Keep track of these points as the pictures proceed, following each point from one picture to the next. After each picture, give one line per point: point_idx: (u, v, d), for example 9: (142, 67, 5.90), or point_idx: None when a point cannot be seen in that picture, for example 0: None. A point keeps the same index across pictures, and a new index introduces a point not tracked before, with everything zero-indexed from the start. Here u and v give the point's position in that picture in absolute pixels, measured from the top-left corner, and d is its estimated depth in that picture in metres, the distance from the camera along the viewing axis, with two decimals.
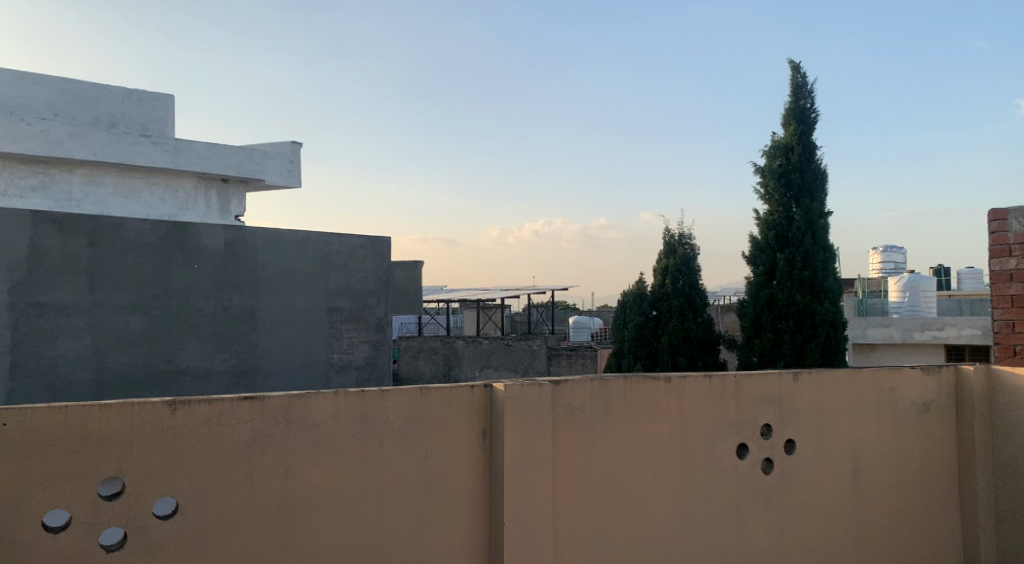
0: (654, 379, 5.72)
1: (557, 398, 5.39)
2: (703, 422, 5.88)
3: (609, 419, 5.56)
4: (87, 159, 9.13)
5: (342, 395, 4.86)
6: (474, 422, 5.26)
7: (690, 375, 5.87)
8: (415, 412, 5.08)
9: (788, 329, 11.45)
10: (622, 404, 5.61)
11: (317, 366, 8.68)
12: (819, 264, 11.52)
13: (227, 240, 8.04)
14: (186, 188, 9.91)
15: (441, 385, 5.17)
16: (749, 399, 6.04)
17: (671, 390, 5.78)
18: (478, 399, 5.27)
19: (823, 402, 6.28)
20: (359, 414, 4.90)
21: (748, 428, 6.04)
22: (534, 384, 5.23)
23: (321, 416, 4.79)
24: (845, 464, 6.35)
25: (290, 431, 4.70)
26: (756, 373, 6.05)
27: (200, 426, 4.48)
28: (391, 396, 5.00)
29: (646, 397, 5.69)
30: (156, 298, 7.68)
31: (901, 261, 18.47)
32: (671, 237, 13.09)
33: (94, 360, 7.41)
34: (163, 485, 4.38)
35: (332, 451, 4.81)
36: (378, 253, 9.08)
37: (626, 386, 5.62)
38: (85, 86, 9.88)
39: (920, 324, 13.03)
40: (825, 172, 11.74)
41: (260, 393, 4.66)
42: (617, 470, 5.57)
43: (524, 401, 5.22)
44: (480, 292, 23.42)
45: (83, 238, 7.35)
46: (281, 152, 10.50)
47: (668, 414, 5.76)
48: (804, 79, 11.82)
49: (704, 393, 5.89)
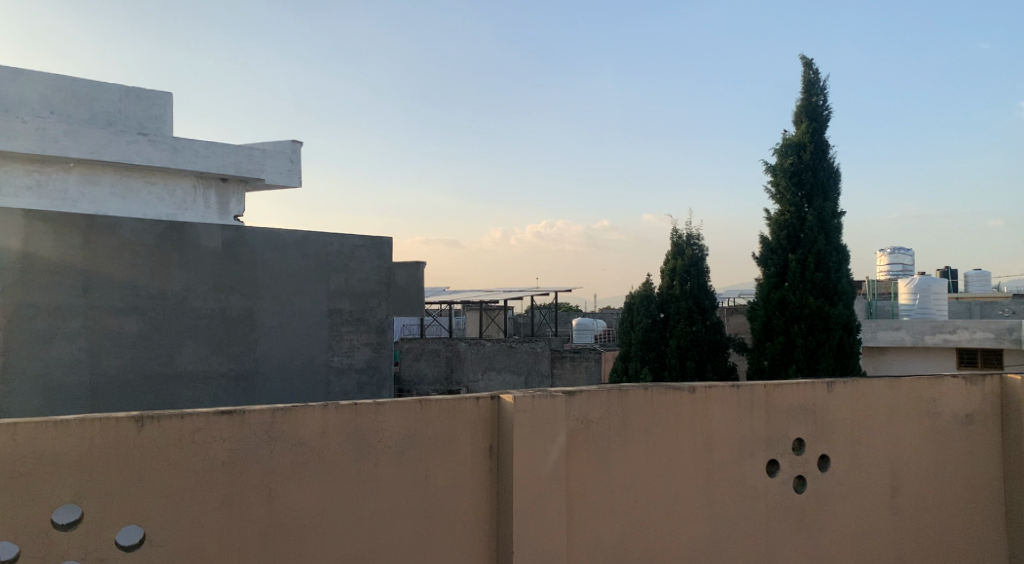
0: (677, 390, 5.70)
1: (570, 409, 5.37)
2: (726, 436, 5.86)
3: (628, 430, 5.55)
4: (84, 158, 8.92)
5: (332, 409, 4.83)
6: (482, 434, 5.25)
7: (715, 384, 5.86)
8: (415, 426, 5.06)
9: (800, 332, 11.22)
10: (640, 416, 5.59)
11: (316, 369, 8.47)
12: (831, 265, 11.31)
13: (225, 241, 7.83)
14: (185, 188, 9.69)
15: (441, 398, 5.15)
16: (776, 410, 6.03)
17: (696, 400, 5.76)
18: (483, 410, 5.25)
19: (854, 416, 6.27)
20: (351, 430, 4.87)
21: (774, 439, 6.02)
22: (547, 396, 5.17)
23: (309, 430, 4.76)
24: (883, 481, 6.37)
25: (274, 448, 4.66)
26: (786, 384, 6.05)
27: (171, 443, 4.44)
28: (388, 411, 4.98)
29: (667, 409, 5.67)
30: (152, 299, 7.46)
31: (908, 262, 18.27)
32: (679, 238, 12.91)
33: (89, 363, 7.20)
34: (128, 511, 4.33)
35: (325, 468, 4.79)
36: (380, 253, 8.87)
37: (646, 397, 5.61)
38: (82, 83, 9.69)
39: (931, 327, 12.80)
40: (838, 171, 11.54)
41: (240, 408, 4.62)
42: (637, 484, 5.56)
43: (536, 413, 5.15)
44: (483, 294, 23.21)
45: (77, 238, 7.15)
46: (282, 151, 10.29)
47: (688, 427, 5.74)
48: (816, 76, 11.61)
49: (728, 404, 5.88)
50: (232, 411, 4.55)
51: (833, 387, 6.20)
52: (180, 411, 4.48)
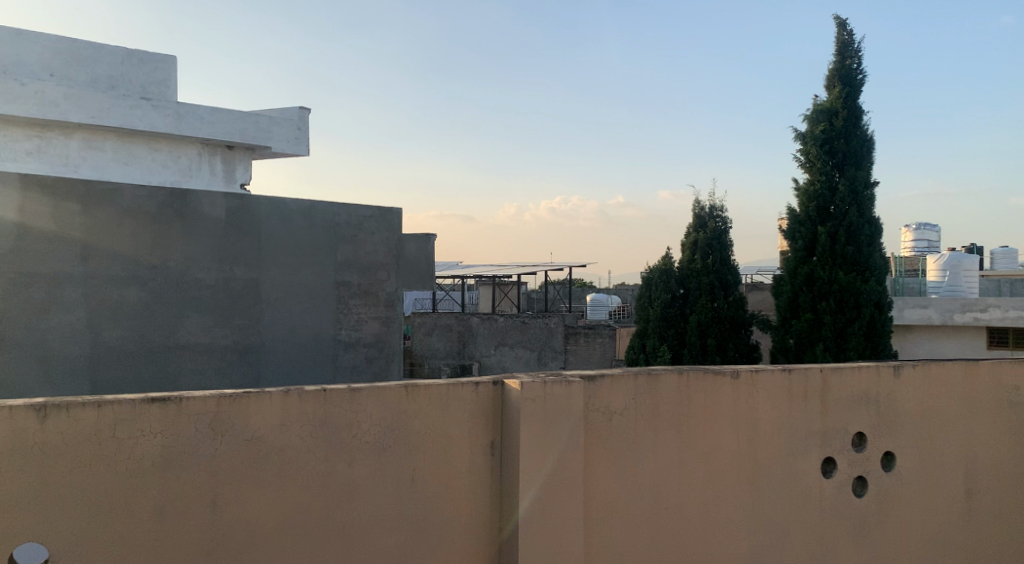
0: (714, 377, 5.34)
1: (590, 396, 5.00)
2: (760, 429, 5.48)
3: (657, 421, 5.18)
4: (85, 122, 8.53)
5: (293, 396, 4.42)
6: (480, 423, 4.91)
7: (763, 367, 5.51)
8: (402, 416, 4.69)
9: (829, 309, 10.92)
10: (672, 404, 5.22)
11: (324, 343, 8.15)
12: (864, 238, 11.01)
13: (229, 209, 7.48)
14: (189, 155, 9.31)
15: (433, 385, 4.78)
16: (832, 397, 5.68)
17: (740, 386, 5.42)
18: (483, 398, 4.91)
19: (910, 409, 5.93)
20: (321, 421, 4.48)
21: (829, 432, 5.68)
22: (561, 382, 4.78)
23: (267, 420, 4.36)
24: (958, 485, 6.13)
25: (216, 442, 4.24)
26: (844, 371, 5.71)
27: (84, 438, 3.98)
28: (363, 399, 4.58)
29: (695, 399, 5.29)
30: (153, 269, 7.13)
31: (934, 238, 17.75)
32: (701, 210, 12.53)
33: (88, 334, 6.88)
34: (30, 521, 3.87)
35: (283, 466, 4.39)
36: (389, 224, 8.52)
37: (678, 385, 5.24)
38: (83, 44, 9.30)
39: (961, 305, 12.33)
40: (871, 139, 11.25)
41: (174, 395, 4.19)
42: (666, 481, 5.20)
43: (548, 402, 4.76)
44: (497, 269, 22.84)
45: (76, 204, 6.80)
46: (289, 118, 9.91)
47: (715, 420, 5.35)
48: (852, 38, 11.36)
49: (780, 391, 5.54)
50: (162, 399, 4.12)
51: (899, 371, 5.89)
52: (94, 400, 4.02)
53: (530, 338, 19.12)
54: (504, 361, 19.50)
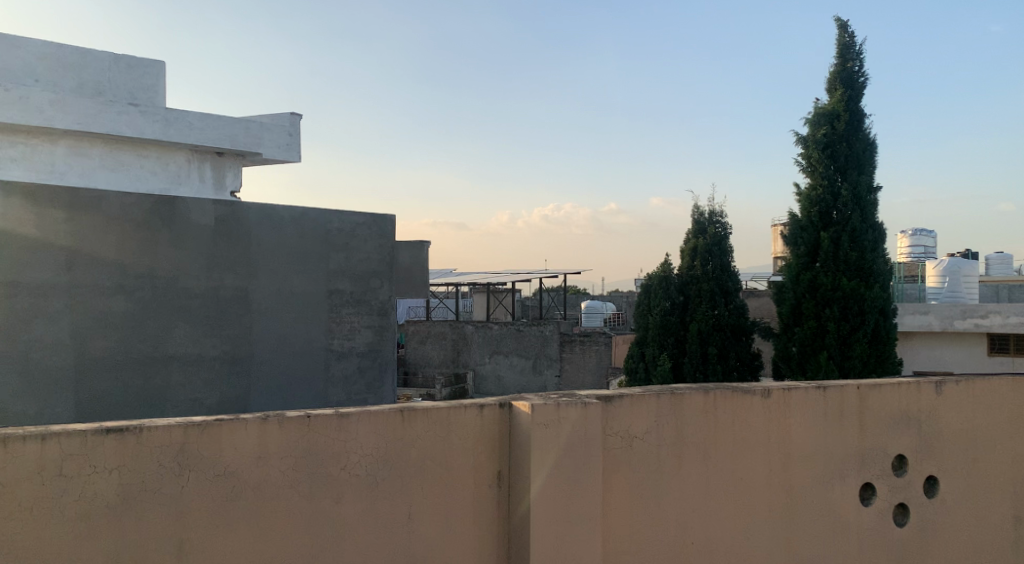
0: (739, 398, 5.15)
1: (608, 420, 4.79)
2: (788, 452, 5.29)
3: (682, 445, 5.00)
4: (71, 129, 8.27)
5: (270, 424, 4.20)
6: (489, 447, 4.74)
7: (796, 386, 5.33)
8: (405, 443, 4.50)
9: (833, 316, 10.80)
10: (697, 427, 5.04)
11: (316, 353, 7.94)
12: (867, 243, 10.89)
13: (218, 217, 7.28)
14: (179, 161, 9.07)
15: (434, 408, 4.60)
16: (870, 416, 5.52)
17: (771, 405, 5.24)
18: (488, 423, 4.73)
19: (942, 427, 5.75)
20: (304, 451, 4.27)
21: (868, 455, 5.51)
22: (576, 404, 4.58)
23: (244, 451, 4.15)
24: (1004, 511, 6.01)
25: (183, 478, 4.03)
26: (879, 390, 5.54)
27: (28, 476, 3.76)
28: (353, 426, 4.37)
29: (718, 421, 5.10)
30: (140, 278, 6.92)
31: (931, 245, 17.61)
32: (701, 215, 12.40)
33: (73, 345, 6.66)
34: None
35: (260, 502, 4.17)
36: (382, 231, 8.34)
37: (703, 406, 5.06)
38: (69, 49, 9.02)
39: (961, 311, 12.19)
40: (873, 142, 11.17)
41: (133, 425, 3.97)
42: (694, 508, 5.02)
43: (566, 427, 4.56)
44: (491, 277, 22.67)
45: (60, 212, 6.59)
46: (280, 123, 9.66)
47: (740, 443, 5.16)
48: (853, 40, 11.30)
49: (816, 410, 5.36)
50: (119, 430, 3.90)
51: (942, 388, 5.75)
52: (40, 434, 3.80)
53: (524, 346, 19.59)
54: (499, 369, 19.90)
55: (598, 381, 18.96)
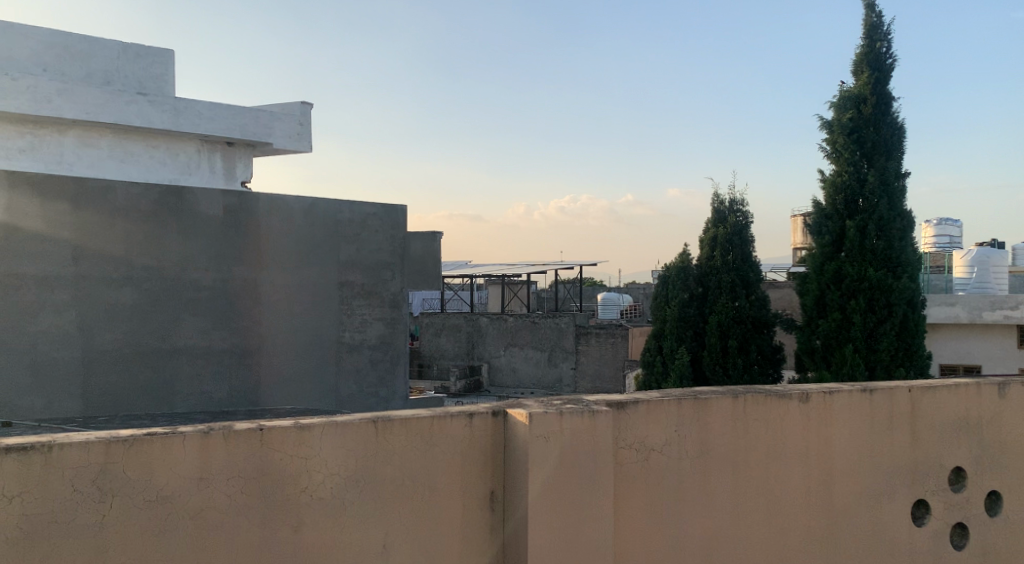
0: (773, 401, 4.44)
1: (620, 431, 4.06)
2: (830, 464, 4.57)
3: (707, 458, 4.28)
4: (78, 119, 7.91)
5: (215, 438, 3.34)
6: (479, 467, 3.85)
7: (840, 388, 4.61)
8: (377, 463, 3.61)
9: (858, 308, 10.50)
10: (723, 437, 4.33)
11: (326, 345, 7.75)
12: (895, 232, 10.59)
13: (227, 207, 7.09)
14: (188, 151, 8.74)
15: (420, 417, 3.71)
16: (924, 424, 4.81)
17: (811, 412, 4.52)
18: (479, 436, 3.84)
19: (1008, 436, 5.04)
20: (257, 470, 3.39)
21: (923, 469, 4.81)
22: (581, 414, 3.78)
23: (180, 473, 3.28)
24: None
25: (104, 505, 3.17)
26: (936, 393, 4.83)
27: None
28: (315, 440, 3.49)
29: (747, 429, 4.39)
30: (148, 270, 6.75)
31: (956, 234, 17.23)
32: (721, 204, 12.10)
33: (80, 338, 6.49)
34: None
35: (203, 532, 3.30)
36: (394, 222, 8.13)
37: (731, 410, 4.34)
38: (77, 38, 8.52)
39: (990, 302, 11.92)
40: (902, 126, 10.86)
41: (45, 440, 3.11)
42: (720, 529, 4.30)
43: (575, 439, 3.77)
44: (507, 269, 22.40)
45: (67, 202, 6.40)
46: (290, 113, 9.29)
47: (773, 454, 4.44)
48: (880, 20, 10.99)
49: (863, 416, 4.66)
50: (25, 448, 3.04)
51: (1006, 390, 5.05)
52: None
53: (540, 338, 19.52)
54: (514, 361, 19.84)
55: (614, 374, 18.69)
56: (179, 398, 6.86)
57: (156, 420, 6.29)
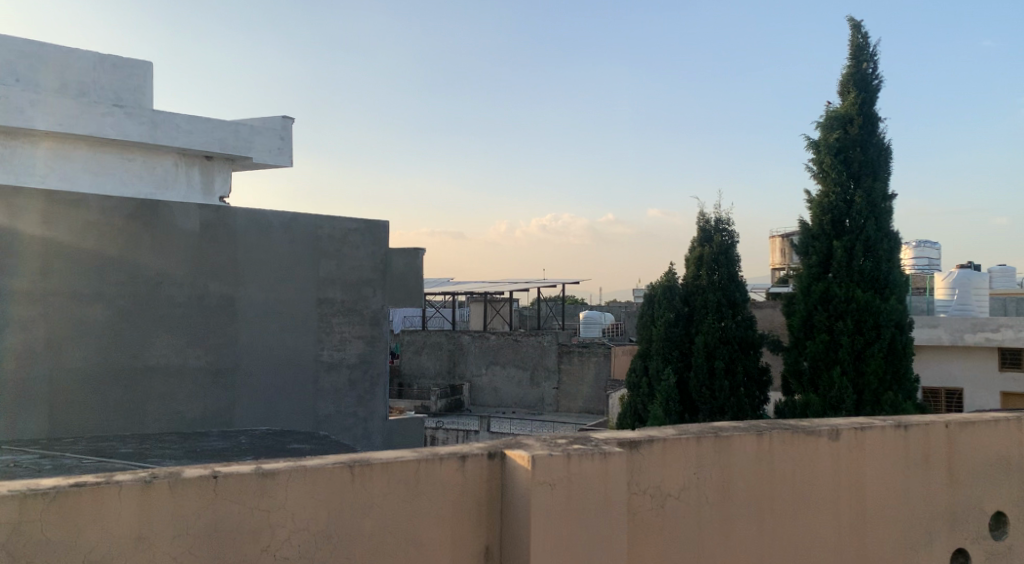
0: (801, 438, 4.21)
1: (634, 474, 3.80)
2: (861, 508, 4.34)
3: (728, 503, 4.02)
4: (52, 131, 7.69)
5: (158, 488, 3.02)
6: (474, 514, 3.57)
7: (870, 424, 4.41)
8: (356, 514, 3.31)
9: (846, 330, 10.45)
10: (749, 478, 4.08)
11: (304, 364, 7.54)
12: (882, 253, 10.55)
13: (203, 222, 6.90)
14: (165, 165, 8.50)
15: (405, 460, 3.42)
16: (960, 464, 4.62)
17: (842, 450, 4.30)
18: (474, 484, 3.56)
19: None
20: (208, 522, 3.07)
21: (960, 514, 4.61)
22: (591, 456, 3.52)
23: (114, 527, 2.96)
24: None
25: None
26: (971, 431, 4.65)
27: None
28: (280, 489, 3.19)
29: (774, 471, 4.15)
30: (121, 285, 6.54)
31: (934, 256, 17.29)
32: (707, 223, 12.05)
33: (48, 355, 6.25)
34: None
35: None
36: (375, 238, 7.96)
37: (757, 450, 4.11)
38: (52, 47, 8.30)
39: (972, 324, 11.88)
40: (888, 147, 10.85)
41: None
42: None
43: (583, 486, 3.51)
44: (488, 287, 22.25)
45: (37, 215, 6.18)
46: (271, 127, 9.11)
47: (800, 498, 4.20)
48: (866, 41, 11.02)
49: (896, 454, 4.45)
50: None
51: None
52: None
53: (521, 357, 19.39)
54: (495, 380, 19.71)
55: (597, 393, 18.55)
56: (150, 420, 6.63)
57: (125, 441, 6.06)
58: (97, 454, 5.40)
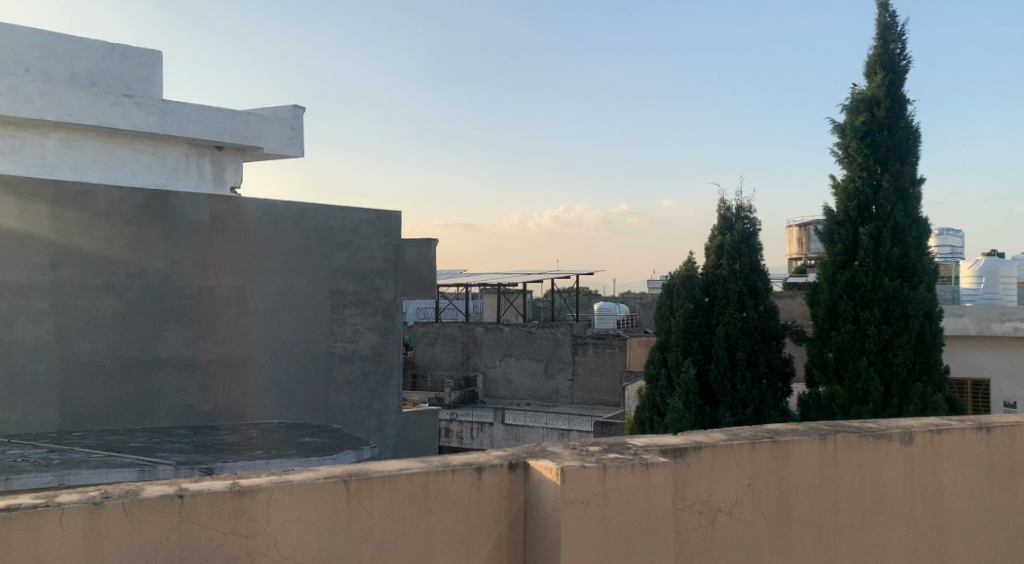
0: (871, 443, 3.90)
1: (679, 487, 3.49)
2: (939, 519, 4.02)
3: (789, 517, 3.69)
4: (61, 121, 7.54)
5: (111, 511, 2.69)
6: (494, 534, 3.19)
7: (946, 427, 4.10)
8: (353, 538, 2.95)
9: (874, 320, 10.20)
10: (813, 490, 3.76)
11: (317, 356, 7.38)
12: (910, 240, 10.31)
13: (214, 213, 6.75)
14: (176, 156, 8.34)
15: (410, 475, 3.05)
16: None
17: (916, 456, 3.99)
18: (494, 501, 3.20)
19: None
20: (170, 547, 2.74)
21: None
22: (629, 468, 3.18)
23: (58, 555, 2.64)
24: None
25: None
26: None
27: None
28: (260, 508, 2.84)
29: (842, 480, 3.82)
30: (130, 277, 6.40)
31: (957, 244, 16.96)
32: (728, 211, 11.83)
33: (58, 348, 6.13)
34: None
35: None
36: (387, 228, 7.77)
37: (821, 456, 3.79)
38: (61, 37, 8.15)
39: (999, 314, 11.56)
40: (916, 130, 10.60)
41: None
42: None
43: (621, 502, 3.16)
44: (502, 278, 22.09)
45: (45, 206, 6.06)
46: (282, 117, 8.91)
47: (872, 508, 3.87)
48: (894, 21, 10.77)
49: (977, 460, 4.14)
50: None
51: None
52: None
53: (536, 349, 19.22)
54: (509, 372, 19.58)
55: (612, 385, 18.37)
56: (162, 413, 6.50)
57: (134, 435, 5.93)
58: (104, 448, 5.26)
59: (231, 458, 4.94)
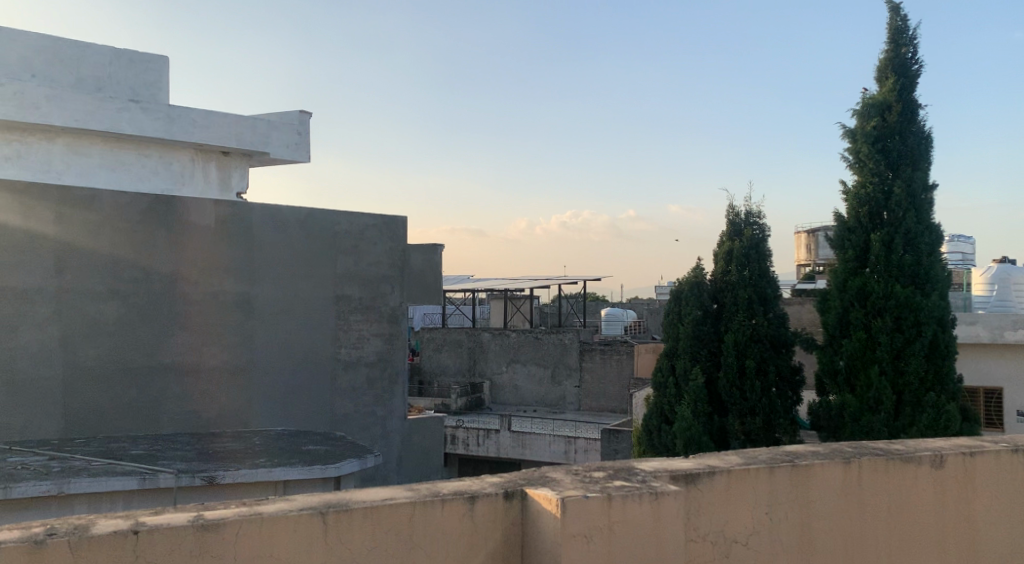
0: (899, 466, 3.78)
1: (692, 516, 3.38)
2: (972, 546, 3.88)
3: (809, 545, 3.59)
4: (67, 126, 7.49)
5: (59, 547, 2.54)
6: None
7: (979, 449, 3.96)
8: None
9: (885, 328, 10.09)
10: (835, 515, 3.65)
11: (323, 363, 7.31)
12: (922, 247, 10.20)
13: (219, 218, 6.69)
14: (182, 161, 8.29)
15: (394, 507, 2.91)
16: None
17: (946, 480, 3.86)
18: (486, 533, 3.06)
19: None
20: None
21: None
22: (634, 498, 3.04)
23: None
24: None
25: None
26: None
27: None
28: (224, 544, 2.69)
29: (866, 504, 3.71)
30: (135, 282, 6.35)
31: (968, 250, 16.84)
32: (737, 216, 11.73)
33: (62, 354, 6.07)
34: None
35: None
36: (393, 233, 7.70)
37: (845, 480, 3.68)
38: (68, 42, 8.10)
39: (1012, 321, 11.44)
40: (928, 135, 10.50)
41: None
42: None
43: (624, 536, 3.01)
44: (510, 284, 22.01)
45: (50, 211, 6.00)
46: (289, 121, 8.85)
47: (898, 534, 3.75)
48: (906, 25, 10.67)
49: (1012, 484, 4.00)
50: None
51: None
52: None
53: (543, 355, 19.13)
54: (516, 378, 19.49)
55: (619, 392, 18.30)
56: (166, 419, 6.44)
57: (137, 443, 5.86)
58: (106, 456, 5.19)
59: (234, 467, 4.87)
